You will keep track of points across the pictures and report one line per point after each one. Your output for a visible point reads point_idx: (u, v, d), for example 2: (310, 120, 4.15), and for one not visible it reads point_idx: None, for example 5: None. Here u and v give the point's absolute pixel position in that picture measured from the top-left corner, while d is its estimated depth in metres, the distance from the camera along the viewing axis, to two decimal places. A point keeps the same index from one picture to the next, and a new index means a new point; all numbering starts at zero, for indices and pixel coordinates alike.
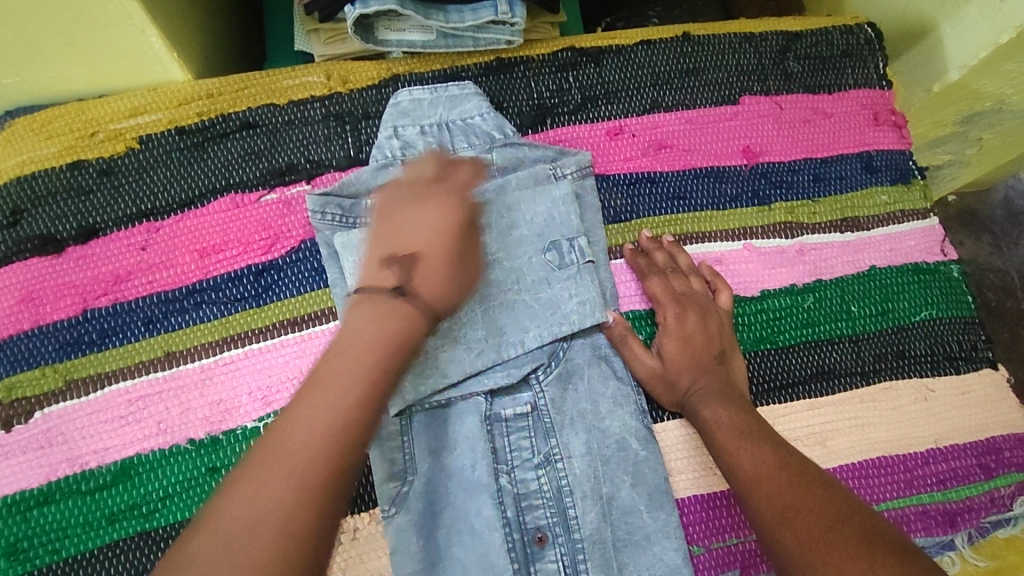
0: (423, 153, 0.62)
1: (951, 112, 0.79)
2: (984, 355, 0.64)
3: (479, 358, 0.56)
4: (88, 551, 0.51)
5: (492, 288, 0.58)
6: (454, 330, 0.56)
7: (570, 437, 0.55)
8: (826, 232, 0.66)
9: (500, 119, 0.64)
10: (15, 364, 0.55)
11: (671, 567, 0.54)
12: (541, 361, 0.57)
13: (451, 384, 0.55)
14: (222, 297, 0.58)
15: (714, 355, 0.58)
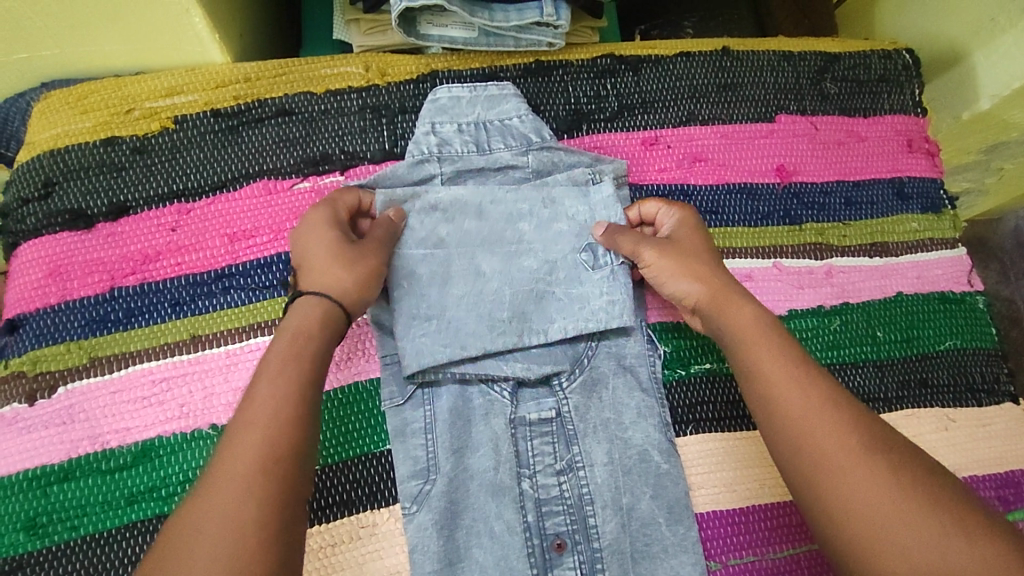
0: (460, 151, 0.61)
1: (979, 139, 0.80)
2: (1006, 389, 0.64)
3: (500, 337, 0.57)
4: (105, 530, 0.50)
5: (523, 279, 0.59)
6: (481, 306, 0.57)
7: (594, 446, 0.56)
8: (854, 256, 0.66)
9: (538, 122, 0.64)
10: (40, 338, 0.54)
11: None
12: (568, 355, 0.58)
13: (471, 359, 0.56)
14: (250, 283, 0.57)
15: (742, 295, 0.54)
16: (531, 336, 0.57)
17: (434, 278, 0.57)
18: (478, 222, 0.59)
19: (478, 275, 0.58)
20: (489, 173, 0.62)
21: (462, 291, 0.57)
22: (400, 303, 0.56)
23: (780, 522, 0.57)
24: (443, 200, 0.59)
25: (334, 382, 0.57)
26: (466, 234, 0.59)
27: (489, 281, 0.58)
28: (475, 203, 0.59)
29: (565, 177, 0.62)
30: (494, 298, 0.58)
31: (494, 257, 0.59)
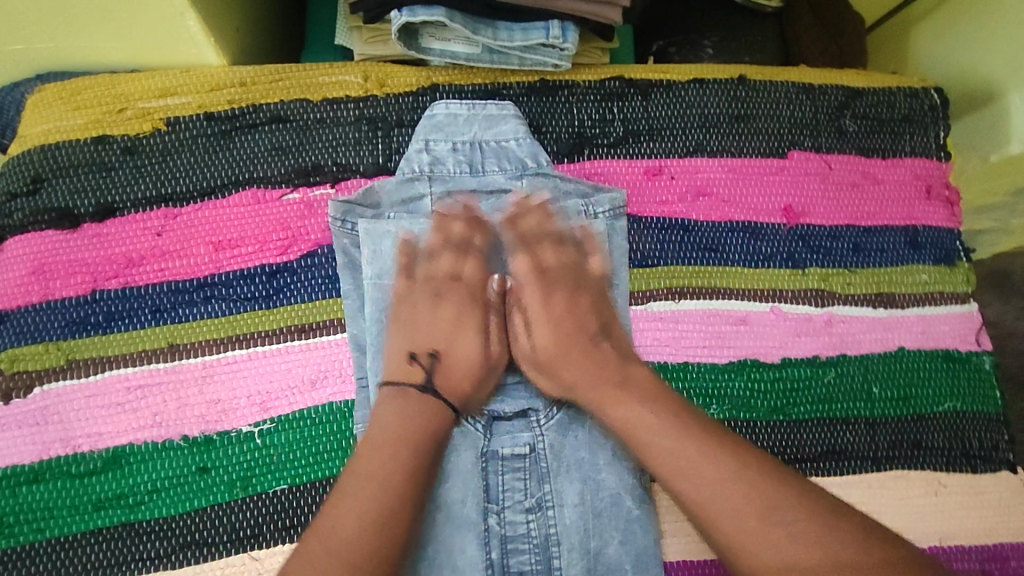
0: (452, 172, 0.61)
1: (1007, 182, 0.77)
2: (1005, 457, 0.61)
3: (473, 378, 0.57)
4: (71, 534, 0.51)
5: (498, 315, 0.59)
6: (455, 341, 0.57)
7: (566, 487, 0.54)
8: (857, 305, 0.64)
9: (535, 147, 0.62)
10: (19, 336, 0.54)
11: None
12: (541, 391, 0.58)
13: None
14: (232, 294, 0.57)
15: (598, 347, 0.56)
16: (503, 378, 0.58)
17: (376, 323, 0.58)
18: (461, 253, 0.59)
19: (459, 307, 0.59)
20: (482, 197, 0.61)
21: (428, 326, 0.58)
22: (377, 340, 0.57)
23: None
24: (427, 234, 0.59)
25: (306, 400, 0.55)
26: (448, 265, 0.59)
27: (457, 317, 0.58)
28: (454, 234, 0.59)
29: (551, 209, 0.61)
30: (470, 329, 0.58)
31: (473, 289, 0.59)
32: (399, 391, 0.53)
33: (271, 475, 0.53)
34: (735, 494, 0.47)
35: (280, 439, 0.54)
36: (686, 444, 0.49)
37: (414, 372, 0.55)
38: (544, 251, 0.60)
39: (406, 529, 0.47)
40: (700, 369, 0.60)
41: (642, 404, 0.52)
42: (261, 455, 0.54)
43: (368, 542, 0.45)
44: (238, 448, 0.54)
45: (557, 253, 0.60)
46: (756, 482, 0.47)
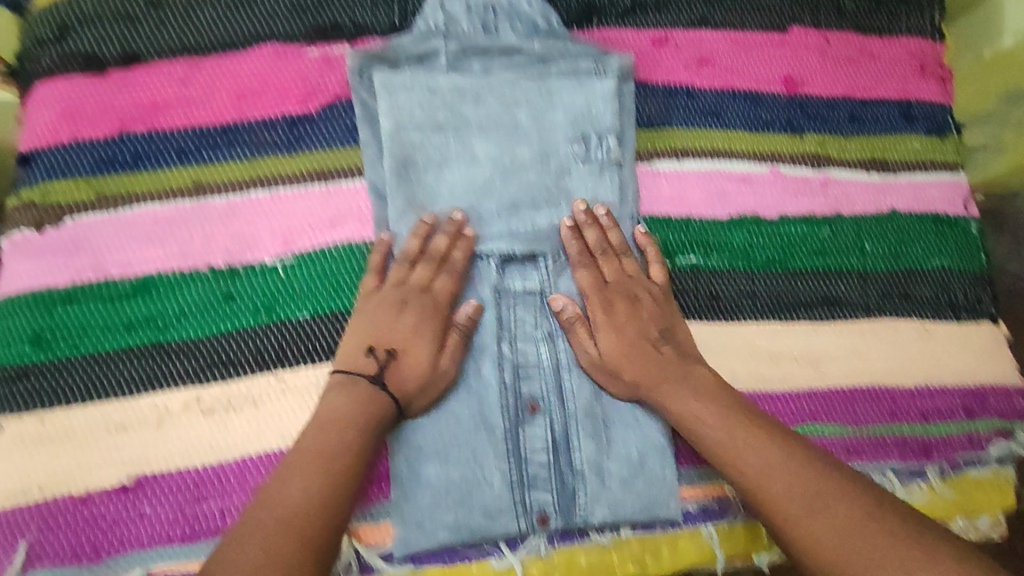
0: (466, 32, 0.62)
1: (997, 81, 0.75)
2: (988, 310, 0.65)
3: (489, 225, 0.59)
4: (106, 351, 0.54)
5: (512, 171, 0.59)
6: (472, 193, 0.58)
7: (572, 320, 0.59)
8: (852, 170, 0.66)
9: (547, 9, 0.64)
10: (50, 172, 0.56)
11: (654, 448, 0.57)
12: (551, 236, 0.60)
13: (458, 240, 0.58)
14: (254, 140, 0.59)
15: (661, 352, 0.56)
16: (517, 228, 0.59)
17: (427, 163, 0.58)
18: (477, 108, 0.60)
19: (472, 159, 0.59)
20: (494, 56, 0.62)
21: (445, 178, 0.58)
22: (395, 189, 0.57)
23: None
24: (442, 84, 0.59)
25: (329, 237, 0.58)
26: (464, 120, 0.59)
27: (471, 169, 0.59)
28: (471, 89, 0.60)
29: (564, 69, 0.62)
30: (485, 182, 0.59)
31: (488, 142, 0.59)
32: (348, 380, 0.52)
33: (295, 304, 0.56)
34: (808, 501, 0.49)
35: (302, 272, 0.57)
36: (767, 445, 0.51)
37: (369, 368, 0.53)
38: (607, 263, 0.59)
39: (311, 547, 0.45)
40: (702, 223, 0.63)
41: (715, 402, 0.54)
42: (285, 285, 0.57)
43: (267, 542, 0.44)
44: (263, 279, 0.56)
45: (625, 262, 0.59)
46: (822, 482, 0.49)
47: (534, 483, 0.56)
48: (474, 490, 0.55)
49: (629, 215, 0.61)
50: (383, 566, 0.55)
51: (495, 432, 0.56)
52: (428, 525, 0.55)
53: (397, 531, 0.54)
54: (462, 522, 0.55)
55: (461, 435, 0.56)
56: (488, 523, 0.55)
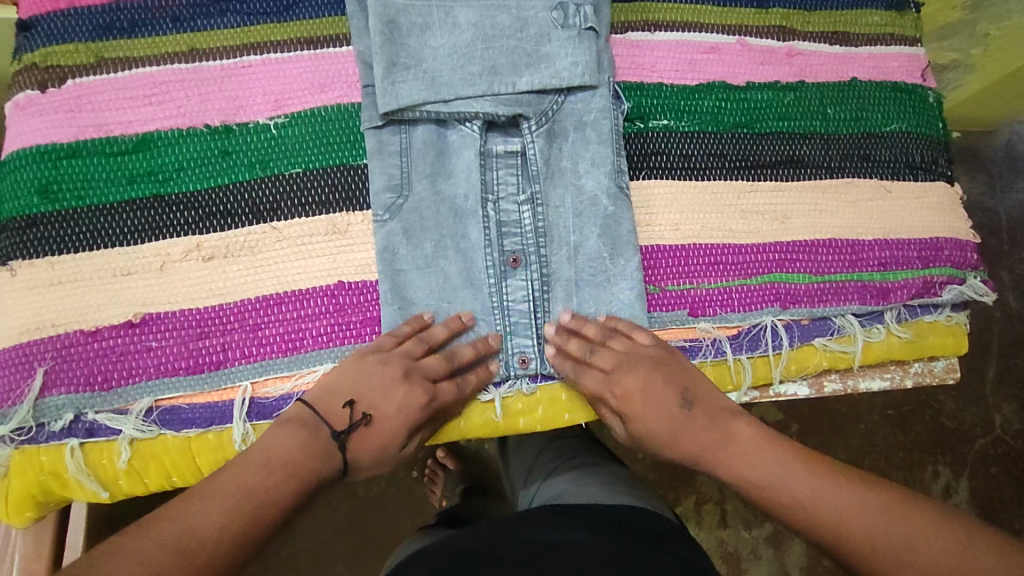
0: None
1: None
2: (942, 171, 0.70)
3: (471, 87, 0.60)
4: (108, 203, 0.57)
5: (491, 39, 0.61)
6: (455, 56, 0.60)
7: (550, 188, 0.61)
8: (816, 42, 0.70)
9: None
10: (50, 38, 0.59)
11: (625, 303, 0.61)
12: (528, 104, 0.62)
13: (443, 101, 0.60)
14: (246, 9, 0.62)
15: (689, 417, 0.56)
16: (498, 95, 0.61)
17: (412, 28, 0.60)
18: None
19: (454, 26, 0.61)
20: None
21: (428, 44, 0.61)
22: (382, 48, 0.60)
23: (715, 258, 0.64)
24: None
25: (318, 101, 0.61)
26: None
27: (451, 32, 0.61)
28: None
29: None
30: (467, 47, 0.61)
31: (470, 10, 0.61)
32: (310, 429, 0.52)
33: (287, 162, 0.59)
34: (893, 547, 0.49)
35: (294, 133, 0.60)
36: (839, 490, 0.51)
37: (339, 418, 0.53)
38: (600, 357, 0.58)
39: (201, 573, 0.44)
40: (672, 89, 0.66)
41: (783, 447, 0.55)
42: (278, 144, 0.60)
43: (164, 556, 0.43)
44: (256, 138, 0.59)
45: (615, 343, 0.58)
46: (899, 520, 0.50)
47: (516, 328, 0.60)
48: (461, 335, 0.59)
49: (607, 83, 0.64)
50: None
51: (478, 287, 0.60)
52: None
53: None
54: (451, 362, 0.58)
55: (448, 287, 0.59)
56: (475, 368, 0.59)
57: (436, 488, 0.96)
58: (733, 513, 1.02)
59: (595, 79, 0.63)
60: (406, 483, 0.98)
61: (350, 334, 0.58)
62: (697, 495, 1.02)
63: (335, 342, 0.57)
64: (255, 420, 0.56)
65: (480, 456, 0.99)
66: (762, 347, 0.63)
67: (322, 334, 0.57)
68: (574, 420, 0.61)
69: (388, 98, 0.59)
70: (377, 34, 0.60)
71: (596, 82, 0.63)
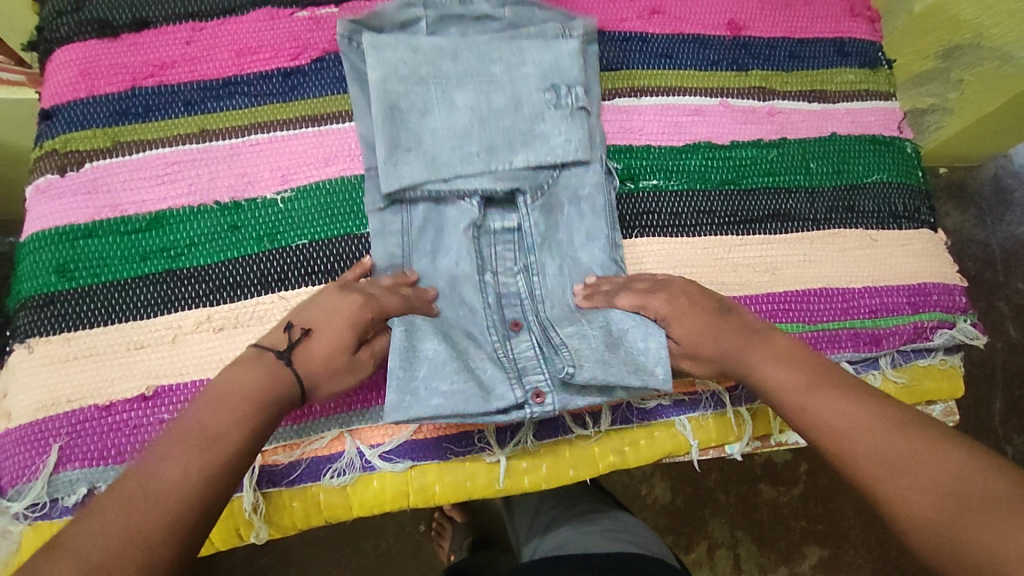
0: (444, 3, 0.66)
1: (932, 42, 0.93)
2: (925, 219, 0.72)
3: (470, 166, 0.63)
4: (123, 278, 0.59)
5: (488, 121, 0.64)
6: (454, 138, 0.63)
7: (545, 258, 0.64)
8: (795, 100, 0.74)
9: None
10: (71, 125, 0.63)
11: (636, 321, 0.58)
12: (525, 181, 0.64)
13: (443, 181, 0.63)
14: (253, 91, 0.65)
15: (726, 323, 0.55)
16: (496, 173, 0.64)
17: (413, 114, 0.63)
18: (457, 64, 0.64)
19: (452, 109, 0.64)
20: (469, 24, 0.67)
21: (428, 125, 0.63)
22: (383, 131, 0.62)
23: None
24: (424, 45, 0.64)
25: (323, 174, 0.64)
26: (444, 74, 0.64)
27: (450, 114, 0.64)
28: (449, 47, 0.64)
29: (534, 35, 0.67)
30: (464, 129, 0.64)
31: (467, 93, 0.64)
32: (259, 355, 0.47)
33: (293, 233, 0.62)
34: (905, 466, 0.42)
35: (299, 205, 0.63)
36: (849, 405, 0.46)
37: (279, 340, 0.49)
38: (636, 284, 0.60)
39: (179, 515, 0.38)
40: (660, 150, 0.70)
41: (806, 367, 0.50)
42: (284, 216, 0.62)
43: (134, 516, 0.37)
44: (264, 211, 0.62)
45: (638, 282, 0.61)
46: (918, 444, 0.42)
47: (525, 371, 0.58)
48: (469, 366, 0.55)
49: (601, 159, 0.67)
50: (382, 465, 0.59)
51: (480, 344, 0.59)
52: (424, 392, 0.52)
53: (394, 398, 0.52)
54: (458, 389, 0.53)
55: None
56: (487, 395, 0.54)
57: (443, 542, 0.94)
58: (747, 559, 1.01)
59: (588, 155, 0.66)
60: (415, 539, 0.97)
61: (356, 399, 0.58)
62: (709, 541, 1.01)
63: (341, 408, 0.58)
64: (265, 488, 0.57)
65: (489, 507, 0.98)
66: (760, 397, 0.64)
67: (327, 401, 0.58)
68: (578, 476, 0.62)
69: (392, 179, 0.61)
70: (380, 119, 0.62)
71: (588, 157, 0.66)
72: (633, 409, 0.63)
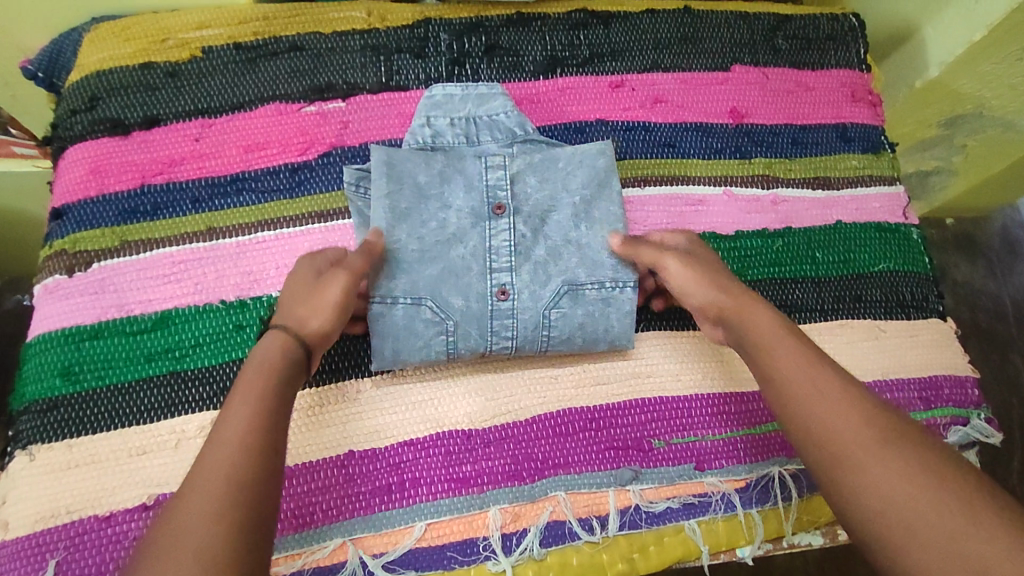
0: (451, 143, 0.66)
1: (936, 112, 0.94)
2: (934, 307, 0.72)
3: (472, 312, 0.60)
4: (126, 381, 0.59)
5: (499, 250, 0.62)
6: (454, 284, 0.60)
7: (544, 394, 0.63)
8: (798, 187, 0.74)
9: (523, 118, 0.68)
10: (80, 224, 0.63)
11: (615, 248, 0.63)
12: (543, 306, 0.61)
13: (443, 327, 0.60)
14: (260, 186, 0.66)
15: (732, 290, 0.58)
16: (513, 302, 0.61)
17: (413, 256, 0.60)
18: (461, 192, 0.63)
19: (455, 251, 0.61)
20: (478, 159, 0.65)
21: (438, 268, 0.61)
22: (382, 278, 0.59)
23: (719, 409, 0.65)
24: (428, 184, 0.62)
25: None
26: (448, 216, 0.62)
27: (460, 252, 0.61)
28: (454, 176, 0.63)
29: (542, 157, 0.65)
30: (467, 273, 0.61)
31: (471, 234, 0.62)
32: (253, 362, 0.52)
33: None
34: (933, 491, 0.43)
35: None
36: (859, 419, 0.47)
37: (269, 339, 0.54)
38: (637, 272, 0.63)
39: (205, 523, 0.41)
40: None
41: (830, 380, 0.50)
42: None
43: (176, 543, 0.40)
44: (269, 310, 0.62)
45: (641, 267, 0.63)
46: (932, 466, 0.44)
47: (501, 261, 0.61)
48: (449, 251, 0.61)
49: (629, 279, 0.63)
50: None
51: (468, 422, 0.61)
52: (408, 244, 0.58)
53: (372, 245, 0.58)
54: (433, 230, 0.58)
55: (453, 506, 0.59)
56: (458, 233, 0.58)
57: None
58: None
59: (606, 275, 0.62)
60: None
61: (359, 505, 0.58)
62: None
63: (345, 515, 0.58)
64: None
65: None
66: (771, 499, 0.63)
67: (331, 507, 0.58)
68: None
69: (407, 334, 0.60)
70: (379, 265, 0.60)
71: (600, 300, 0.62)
72: (641, 513, 0.61)
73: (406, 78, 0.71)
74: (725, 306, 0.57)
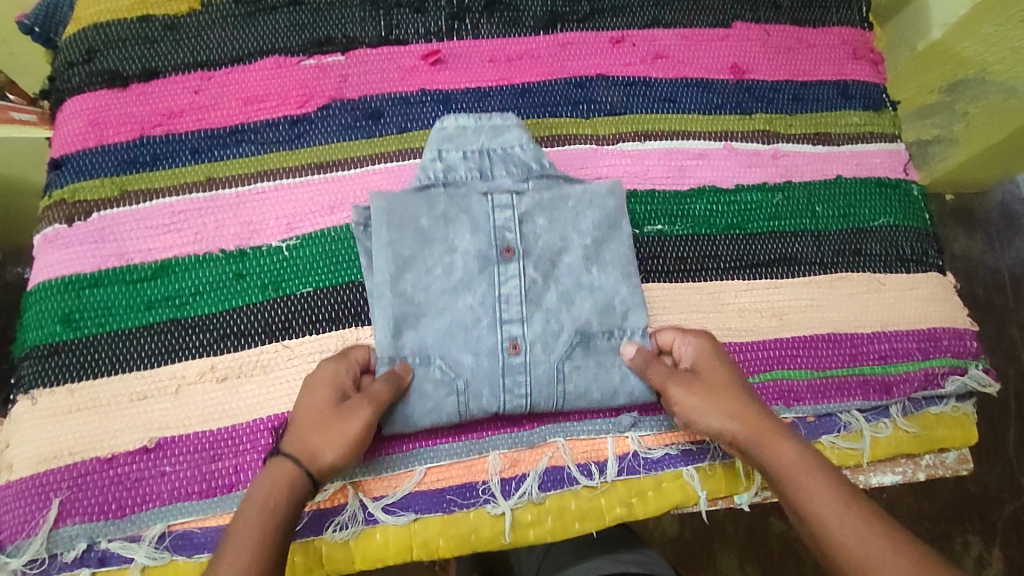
0: (463, 177, 0.62)
1: (937, 76, 0.93)
2: (934, 262, 0.72)
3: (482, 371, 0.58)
4: (127, 328, 0.59)
5: (508, 297, 0.59)
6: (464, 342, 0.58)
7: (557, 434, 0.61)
8: (799, 143, 0.74)
9: (539, 152, 0.64)
10: (79, 174, 0.63)
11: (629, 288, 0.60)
12: (555, 361, 0.59)
13: (452, 388, 0.58)
14: (260, 138, 0.66)
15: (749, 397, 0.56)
16: (525, 354, 0.59)
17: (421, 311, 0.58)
18: (467, 234, 0.60)
19: (464, 310, 0.59)
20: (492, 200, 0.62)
21: (446, 321, 0.58)
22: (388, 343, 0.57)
23: None
24: (436, 233, 0.60)
25: (328, 222, 0.64)
26: (456, 267, 0.59)
27: (468, 300, 0.59)
28: (458, 217, 0.60)
29: (551, 194, 0.62)
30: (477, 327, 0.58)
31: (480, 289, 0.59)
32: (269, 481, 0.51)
33: (297, 281, 0.62)
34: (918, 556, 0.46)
35: (304, 252, 0.63)
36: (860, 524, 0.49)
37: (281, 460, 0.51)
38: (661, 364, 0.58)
39: None
40: (664, 195, 0.69)
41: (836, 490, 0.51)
42: (289, 265, 0.62)
43: None
44: (268, 259, 0.62)
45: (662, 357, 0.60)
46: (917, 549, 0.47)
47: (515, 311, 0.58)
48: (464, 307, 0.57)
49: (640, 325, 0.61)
50: (386, 518, 0.58)
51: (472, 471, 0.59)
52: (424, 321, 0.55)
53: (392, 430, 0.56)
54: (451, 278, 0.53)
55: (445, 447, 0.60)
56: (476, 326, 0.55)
57: None
58: None
59: (617, 322, 0.61)
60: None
61: None
62: None
63: None
64: None
65: None
66: None
67: None
68: (584, 529, 0.60)
69: (415, 396, 0.57)
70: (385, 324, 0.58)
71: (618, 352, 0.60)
72: (639, 459, 0.62)
73: (405, 32, 0.70)
74: (742, 435, 0.54)
